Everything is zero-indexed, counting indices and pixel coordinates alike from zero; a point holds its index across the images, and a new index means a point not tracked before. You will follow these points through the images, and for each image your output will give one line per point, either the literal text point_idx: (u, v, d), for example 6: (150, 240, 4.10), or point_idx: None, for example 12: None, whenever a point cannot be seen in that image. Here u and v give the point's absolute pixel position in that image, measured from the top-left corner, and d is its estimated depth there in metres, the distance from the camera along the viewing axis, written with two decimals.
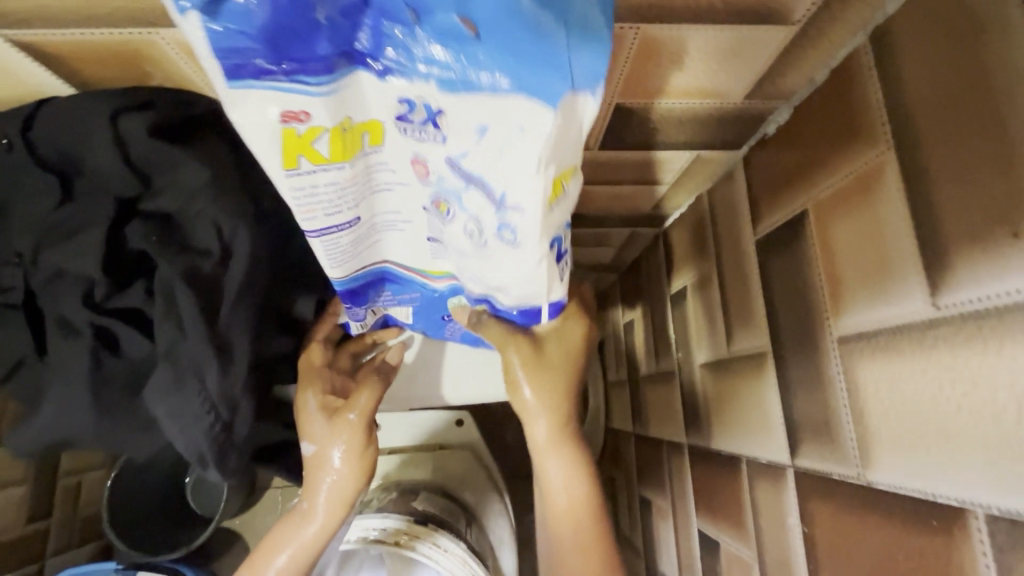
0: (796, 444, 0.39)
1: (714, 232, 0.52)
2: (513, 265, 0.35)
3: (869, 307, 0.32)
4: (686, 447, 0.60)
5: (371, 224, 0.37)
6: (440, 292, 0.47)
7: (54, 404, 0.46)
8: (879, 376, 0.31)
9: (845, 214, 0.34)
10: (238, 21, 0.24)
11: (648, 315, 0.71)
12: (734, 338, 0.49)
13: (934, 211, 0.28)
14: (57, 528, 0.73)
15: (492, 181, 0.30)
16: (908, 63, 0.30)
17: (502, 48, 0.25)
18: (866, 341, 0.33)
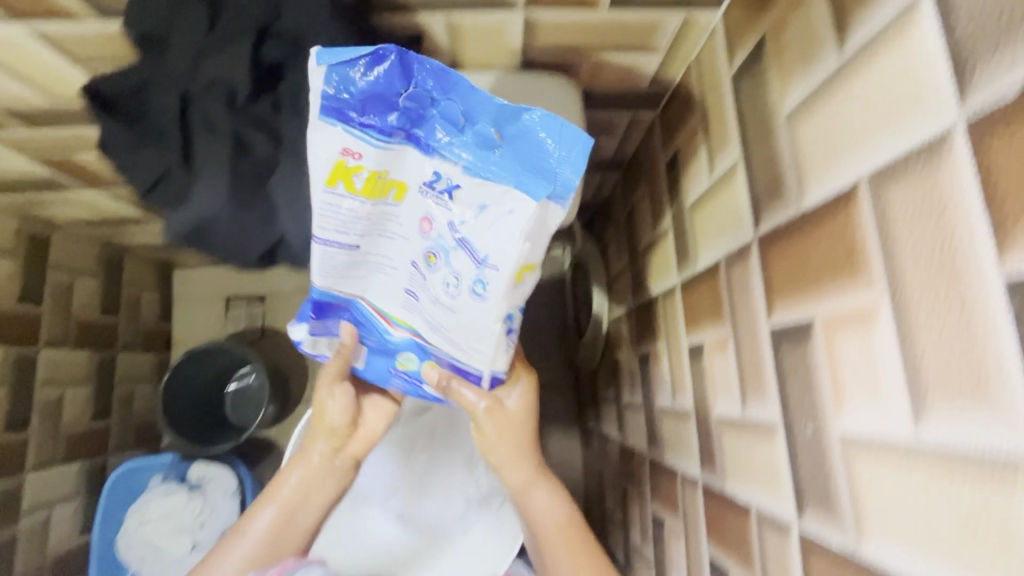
0: (803, 506, 0.44)
1: (731, 297, 0.56)
2: (476, 313, 0.55)
3: (868, 418, 0.36)
4: (701, 483, 0.66)
5: (361, 260, 0.56)
6: (396, 343, 0.61)
7: (202, 189, 0.56)
8: (875, 473, 0.35)
9: (847, 334, 0.37)
10: (345, 84, 0.47)
11: (666, 353, 0.77)
12: (747, 402, 0.53)
13: (921, 356, 0.32)
14: (116, 426, 1.31)
15: (476, 246, 0.52)
16: (899, 220, 0.33)
17: (514, 159, 0.50)
18: (865, 444, 0.36)
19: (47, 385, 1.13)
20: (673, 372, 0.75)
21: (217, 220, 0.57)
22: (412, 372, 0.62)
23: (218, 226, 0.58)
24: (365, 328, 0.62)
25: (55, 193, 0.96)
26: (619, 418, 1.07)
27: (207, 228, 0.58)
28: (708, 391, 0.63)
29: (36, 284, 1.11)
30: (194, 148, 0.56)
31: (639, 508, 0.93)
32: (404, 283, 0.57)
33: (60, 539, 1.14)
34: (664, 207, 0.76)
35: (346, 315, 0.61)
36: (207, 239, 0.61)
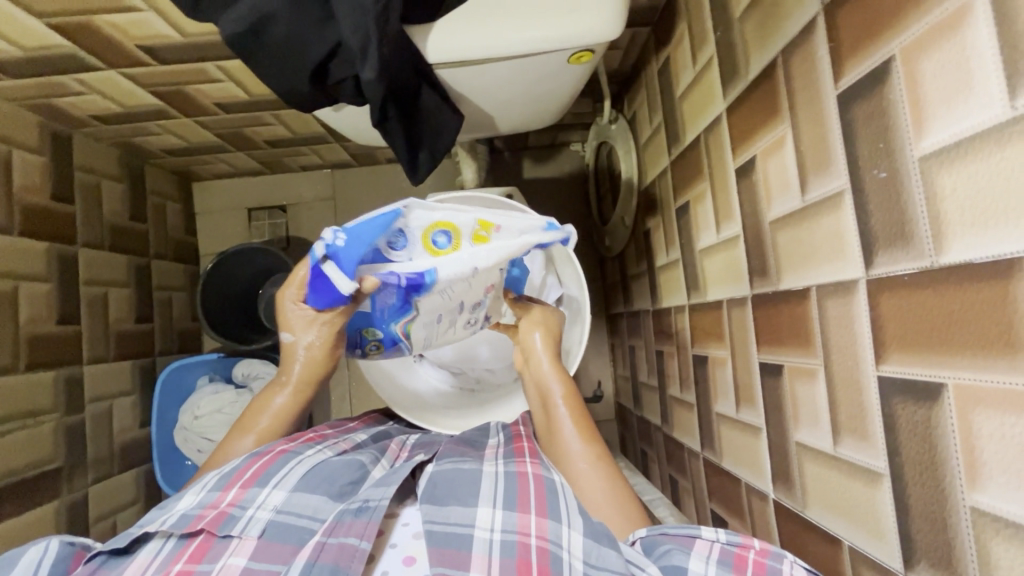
0: (872, 256, 0.45)
1: (788, 90, 0.56)
2: (460, 333, 0.81)
3: (950, 123, 0.37)
4: (750, 297, 0.68)
5: (456, 286, 0.70)
6: (390, 326, 0.74)
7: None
8: (959, 176, 0.37)
9: (935, 47, 0.37)
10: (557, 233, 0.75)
11: (710, 190, 0.78)
12: (810, 185, 0.53)
13: (1018, 26, 0.32)
14: (157, 329, 1.35)
15: (492, 308, 0.82)
16: None
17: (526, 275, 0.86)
18: (946, 153, 0.37)
19: (91, 284, 1.16)
20: (717, 206, 0.76)
21: (275, 15, 0.52)
22: (378, 335, 0.77)
23: (278, 24, 0.53)
24: (392, 309, 0.71)
25: (74, 76, 0.94)
26: (653, 284, 1.09)
27: (266, 31, 0.53)
28: (761, 201, 0.64)
29: (67, 184, 1.12)
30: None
31: (678, 359, 0.97)
32: (440, 309, 0.73)
33: (123, 428, 1.21)
34: (706, 36, 0.74)
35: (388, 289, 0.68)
36: (265, 55, 0.55)
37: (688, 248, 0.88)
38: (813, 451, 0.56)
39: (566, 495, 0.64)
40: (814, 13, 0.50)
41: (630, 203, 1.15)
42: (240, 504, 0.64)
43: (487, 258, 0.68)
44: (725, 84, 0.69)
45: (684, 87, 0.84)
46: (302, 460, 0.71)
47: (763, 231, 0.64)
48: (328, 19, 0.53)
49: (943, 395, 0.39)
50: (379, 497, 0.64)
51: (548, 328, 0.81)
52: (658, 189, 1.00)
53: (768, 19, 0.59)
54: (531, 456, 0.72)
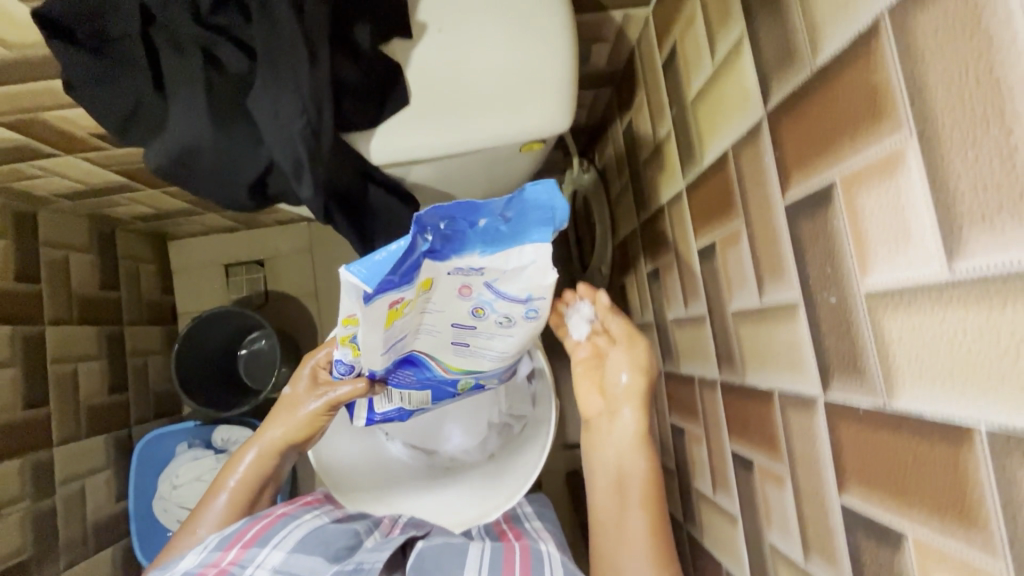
0: (828, 380, 0.43)
1: (741, 188, 0.54)
2: (527, 328, 0.66)
3: (894, 270, 0.35)
4: (719, 382, 0.66)
5: (413, 336, 0.64)
6: (454, 379, 0.73)
7: (179, 111, 0.52)
8: (903, 325, 0.35)
9: (872, 186, 0.36)
10: (386, 276, 0.52)
11: (677, 264, 0.76)
12: (767, 289, 0.51)
13: (952, 195, 0.30)
14: (133, 399, 1.32)
15: (525, 295, 0.61)
16: (925, 51, 0.31)
17: (518, 225, 0.57)
18: (890, 297, 0.36)
19: (60, 361, 1.13)
20: (684, 282, 0.74)
21: (203, 145, 0.53)
22: (477, 383, 0.75)
23: (205, 151, 0.53)
24: (419, 375, 0.71)
25: (31, 163, 0.92)
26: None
27: (194, 157, 0.53)
28: (723, 290, 0.62)
29: (32, 263, 1.10)
30: (165, 64, 0.53)
31: (658, 423, 0.94)
32: (452, 339, 0.66)
33: (98, 506, 1.19)
34: (663, 110, 0.73)
35: (407, 367, 0.70)
36: (196, 175, 0.55)
37: (661, 315, 0.86)
38: (786, 559, 0.53)
39: (552, 566, 0.63)
40: (760, 118, 0.49)
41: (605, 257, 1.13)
42: (240, 563, 0.63)
43: (391, 333, 0.59)
44: (683, 163, 0.68)
45: (647, 155, 0.82)
46: (301, 524, 0.69)
47: (727, 319, 0.62)
48: (260, 142, 0.54)
49: (902, 544, 0.37)
50: (374, 560, 0.63)
51: (640, 372, 0.69)
52: (630, 248, 0.99)
53: (719, 111, 0.57)
54: (516, 537, 0.71)
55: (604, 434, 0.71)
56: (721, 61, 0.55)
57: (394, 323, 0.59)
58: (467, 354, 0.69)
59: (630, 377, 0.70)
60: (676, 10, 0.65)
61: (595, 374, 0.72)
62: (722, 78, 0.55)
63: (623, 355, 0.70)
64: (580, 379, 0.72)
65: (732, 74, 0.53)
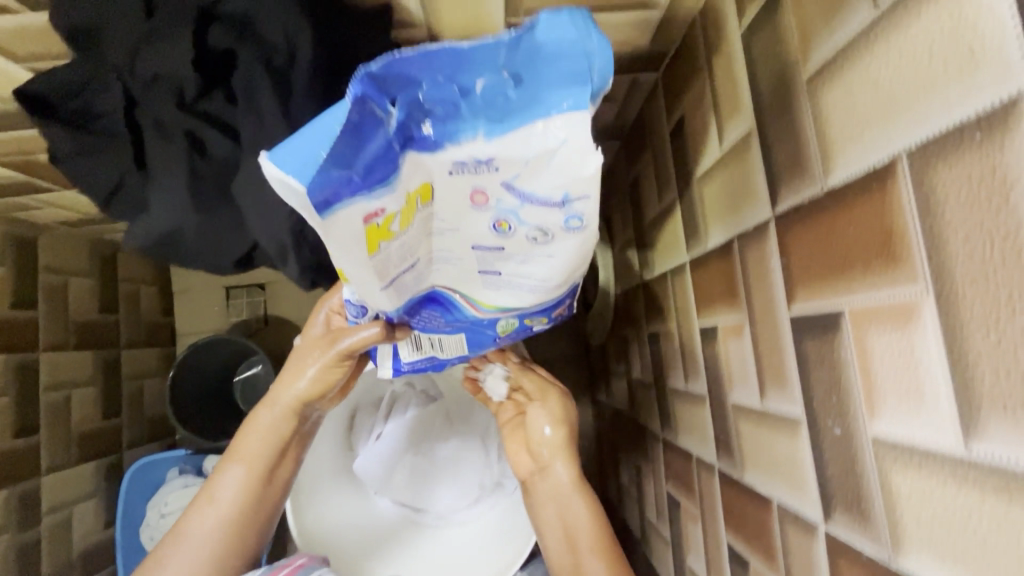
0: (829, 512, 0.40)
1: (746, 282, 0.52)
2: (571, 246, 0.50)
3: (902, 424, 0.32)
4: (717, 469, 0.63)
5: (426, 266, 0.53)
6: (488, 322, 0.61)
7: (162, 195, 0.63)
8: (913, 486, 0.32)
9: (882, 330, 0.33)
10: (340, 163, 0.41)
11: (678, 335, 0.73)
12: (768, 395, 0.49)
13: (970, 368, 0.28)
14: (126, 423, 1.31)
15: (553, 195, 0.45)
16: (948, 209, 0.28)
17: (532, 88, 0.42)
18: (898, 452, 0.33)
19: (53, 388, 1.13)
20: (684, 354, 0.71)
21: (185, 228, 0.65)
22: (521, 323, 0.62)
23: (187, 231, 0.65)
24: (448, 316, 0.60)
25: (30, 195, 0.92)
26: (628, 393, 1.04)
27: (177, 234, 0.66)
28: (724, 378, 0.59)
29: (30, 289, 1.10)
30: (149, 150, 0.63)
31: (654, 486, 0.91)
32: (477, 266, 0.53)
33: (83, 534, 1.17)
34: (669, 177, 0.70)
35: (431, 308, 0.59)
36: (177, 242, 0.67)
37: (660, 379, 0.83)
38: None
39: None
40: (766, 219, 0.46)
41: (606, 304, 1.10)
42: None
43: (383, 261, 0.48)
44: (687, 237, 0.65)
45: (652, 217, 0.80)
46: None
47: (726, 409, 0.59)
48: (241, 226, 0.67)
49: None
50: None
51: (564, 424, 0.72)
52: (632, 302, 0.96)
53: (724, 197, 0.55)
54: None
55: (543, 487, 0.72)
56: (728, 148, 0.53)
57: (382, 248, 0.47)
58: (498, 289, 0.56)
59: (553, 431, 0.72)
60: (686, 83, 0.63)
61: (524, 436, 0.74)
62: (729, 166, 0.53)
63: (541, 412, 0.72)
64: (510, 440, 0.76)
65: (739, 164, 0.51)
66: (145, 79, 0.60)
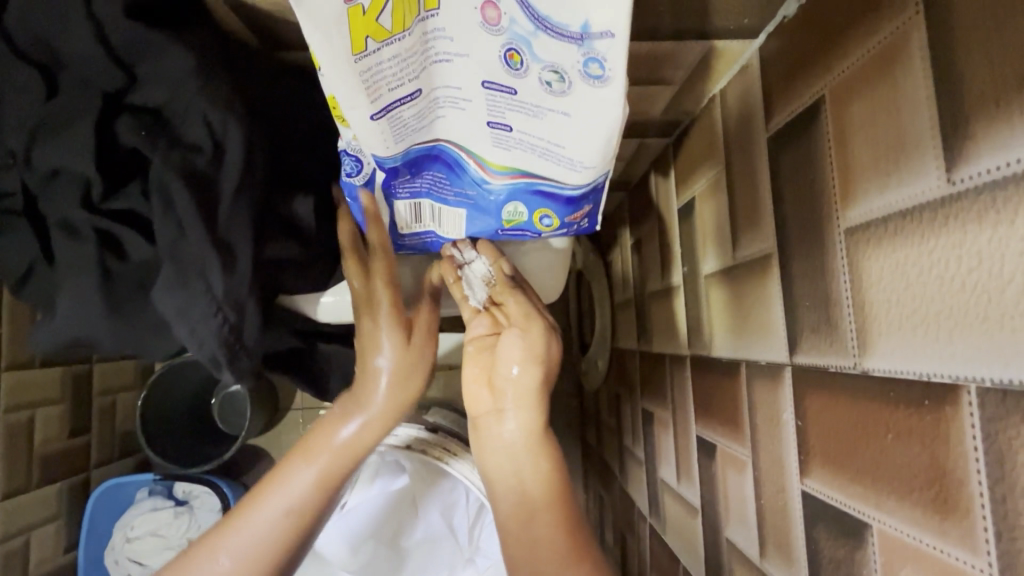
0: None
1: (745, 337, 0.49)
2: (596, 105, 0.42)
3: (893, 517, 0.33)
4: (699, 523, 0.61)
5: (428, 102, 0.45)
6: (496, 197, 0.52)
7: (68, 297, 0.53)
8: None
9: (872, 412, 0.34)
10: None
11: (668, 376, 0.71)
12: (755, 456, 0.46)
13: (953, 466, 0.29)
14: (95, 442, 1.26)
15: (565, 22, 0.38)
16: (914, 299, 0.31)
17: None
18: (893, 548, 0.33)
19: (18, 408, 1.08)
20: (676, 449, 0.68)
21: (100, 338, 0.55)
22: (528, 220, 0.54)
23: (100, 342, 0.55)
24: (454, 181, 0.53)
25: None
26: (618, 459, 1.00)
27: (92, 338, 0.55)
28: (719, 483, 0.55)
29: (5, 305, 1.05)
30: (54, 244, 0.53)
31: (637, 572, 0.86)
32: (486, 115, 0.45)
33: (44, 559, 1.12)
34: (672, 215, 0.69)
35: (434, 167, 0.52)
36: (99, 345, 0.56)
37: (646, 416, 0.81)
38: None
39: None
40: (781, 361, 0.44)
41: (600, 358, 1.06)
42: None
43: (367, 71, 0.40)
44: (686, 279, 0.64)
45: (653, 290, 0.77)
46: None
47: (720, 531, 0.55)
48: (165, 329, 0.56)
49: None
50: None
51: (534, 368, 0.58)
52: (626, 367, 0.93)
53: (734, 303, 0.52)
54: None
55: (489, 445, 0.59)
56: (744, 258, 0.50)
57: (370, 48, 0.39)
58: (512, 152, 0.48)
59: (522, 370, 0.58)
60: (701, 166, 0.60)
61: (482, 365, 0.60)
62: (744, 279, 0.51)
63: (516, 342, 0.58)
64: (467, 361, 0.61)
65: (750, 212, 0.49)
66: (42, 175, 0.51)
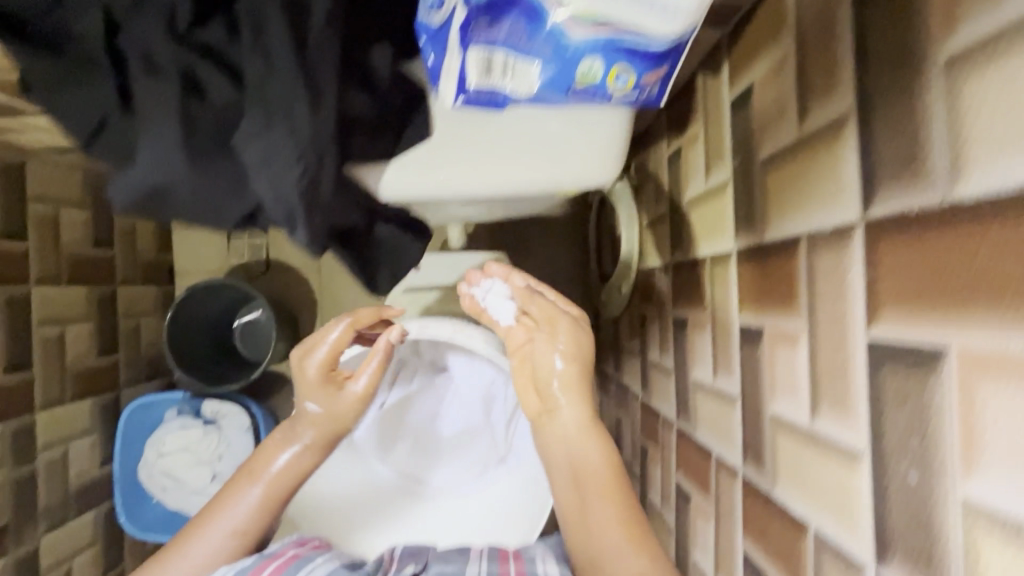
0: (885, 554, 0.37)
1: (810, 292, 0.46)
2: None
3: (1007, 492, 0.28)
4: (740, 475, 0.60)
5: None
6: (575, 51, 0.47)
7: (148, 142, 0.49)
8: (1009, 563, 0.28)
9: (998, 377, 0.29)
10: None
11: (710, 327, 0.68)
12: (822, 414, 0.44)
13: None
14: (123, 362, 1.28)
15: None
16: None
17: None
18: (995, 524, 0.29)
19: (46, 323, 1.08)
20: (716, 401, 0.67)
21: (176, 184, 0.50)
22: (602, 79, 0.50)
23: (178, 193, 0.51)
24: (533, 31, 0.46)
25: (20, 121, 0.83)
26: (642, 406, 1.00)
27: (167, 194, 0.51)
28: (763, 384, 0.54)
29: (18, 219, 1.02)
30: (132, 84, 0.49)
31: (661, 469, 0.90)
32: None
33: (81, 470, 1.16)
34: (723, 155, 0.64)
35: (514, 12, 0.46)
36: (174, 209, 0.53)
37: (680, 366, 0.80)
38: None
39: None
40: (851, 223, 0.40)
41: (623, 285, 1.10)
42: None
43: None
44: (737, 226, 0.60)
45: (693, 195, 0.73)
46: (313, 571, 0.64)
47: (761, 419, 0.55)
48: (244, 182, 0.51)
49: None
50: None
51: (577, 357, 0.66)
52: (658, 316, 0.91)
53: (793, 255, 0.49)
54: (515, 557, 0.68)
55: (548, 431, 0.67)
56: (813, 208, 0.45)
57: None
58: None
59: (564, 360, 0.67)
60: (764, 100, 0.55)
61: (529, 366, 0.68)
62: (809, 155, 0.46)
63: (546, 339, 0.68)
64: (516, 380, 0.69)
65: (824, 157, 0.44)
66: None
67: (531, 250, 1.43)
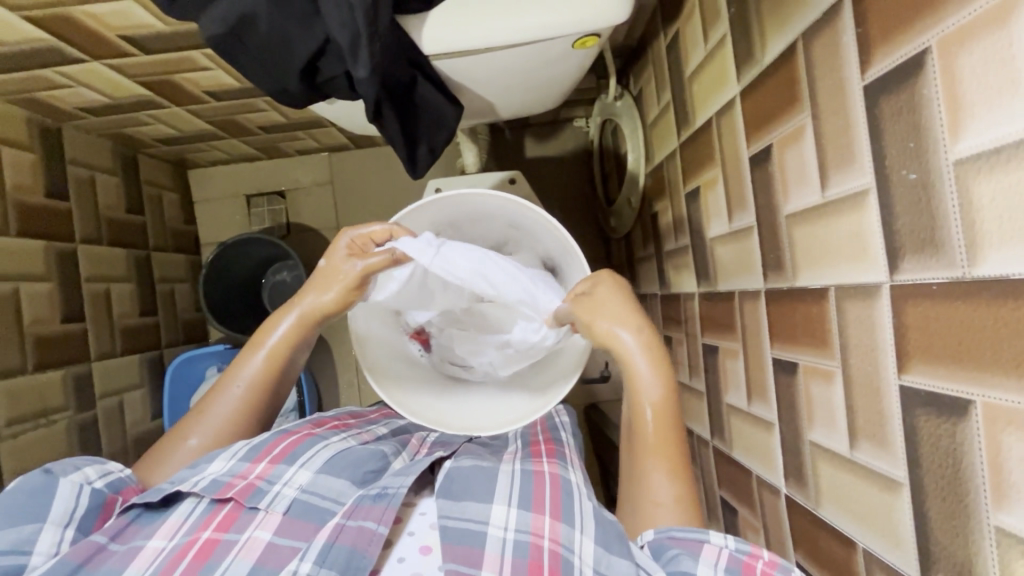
0: (896, 262, 0.43)
1: (809, 81, 0.53)
2: None
3: (990, 127, 0.35)
4: (763, 292, 0.66)
5: None
6: None
7: None
8: (997, 185, 0.35)
9: (975, 42, 0.35)
10: None
11: (723, 177, 0.74)
12: (831, 181, 0.50)
13: None
14: (163, 325, 1.35)
15: None
16: None
17: None
18: (982, 161, 0.36)
19: (94, 279, 1.15)
20: (734, 241, 0.73)
21: (258, 13, 0.59)
22: None
23: (260, 21, 0.60)
24: None
25: (57, 68, 0.90)
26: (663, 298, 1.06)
27: (249, 25, 0.60)
28: (777, 193, 0.61)
29: (59, 179, 1.09)
30: None
31: (687, 345, 0.96)
32: None
33: (135, 422, 1.22)
34: (718, 12, 0.70)
35: None
36: (249, 46, 0.62)
37: (697, 234, 0.86)
38: (828, 452, 0.55)
39: (581, 497, 0.64)
40: None
41: (633, 197, 1.16)
42: (268, 478, 0.65)
43: None
44: (739, 65, 0.66)
45: (695, 65, 0.79)
46: (328, 446, 0.71)
47: (778, 226, 0.61)
48: (312, 17, 0.61)
49: (971, 410, 0.38)
50: (398, 484, 0.63)
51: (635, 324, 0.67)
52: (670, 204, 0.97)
53: (791, 58, 0.55)
54: (548, 455, 0.71)
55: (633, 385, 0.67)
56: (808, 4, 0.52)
57: None
58: None
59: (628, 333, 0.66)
60: None
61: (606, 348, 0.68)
62: None
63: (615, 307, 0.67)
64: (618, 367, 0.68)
65: None
66: None
67: (540, 187, 1.49)
